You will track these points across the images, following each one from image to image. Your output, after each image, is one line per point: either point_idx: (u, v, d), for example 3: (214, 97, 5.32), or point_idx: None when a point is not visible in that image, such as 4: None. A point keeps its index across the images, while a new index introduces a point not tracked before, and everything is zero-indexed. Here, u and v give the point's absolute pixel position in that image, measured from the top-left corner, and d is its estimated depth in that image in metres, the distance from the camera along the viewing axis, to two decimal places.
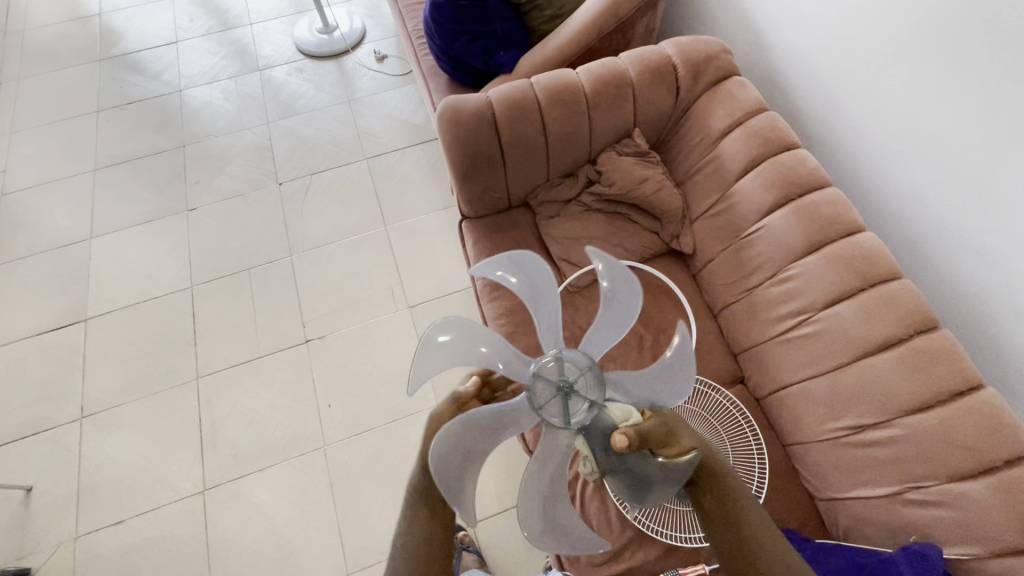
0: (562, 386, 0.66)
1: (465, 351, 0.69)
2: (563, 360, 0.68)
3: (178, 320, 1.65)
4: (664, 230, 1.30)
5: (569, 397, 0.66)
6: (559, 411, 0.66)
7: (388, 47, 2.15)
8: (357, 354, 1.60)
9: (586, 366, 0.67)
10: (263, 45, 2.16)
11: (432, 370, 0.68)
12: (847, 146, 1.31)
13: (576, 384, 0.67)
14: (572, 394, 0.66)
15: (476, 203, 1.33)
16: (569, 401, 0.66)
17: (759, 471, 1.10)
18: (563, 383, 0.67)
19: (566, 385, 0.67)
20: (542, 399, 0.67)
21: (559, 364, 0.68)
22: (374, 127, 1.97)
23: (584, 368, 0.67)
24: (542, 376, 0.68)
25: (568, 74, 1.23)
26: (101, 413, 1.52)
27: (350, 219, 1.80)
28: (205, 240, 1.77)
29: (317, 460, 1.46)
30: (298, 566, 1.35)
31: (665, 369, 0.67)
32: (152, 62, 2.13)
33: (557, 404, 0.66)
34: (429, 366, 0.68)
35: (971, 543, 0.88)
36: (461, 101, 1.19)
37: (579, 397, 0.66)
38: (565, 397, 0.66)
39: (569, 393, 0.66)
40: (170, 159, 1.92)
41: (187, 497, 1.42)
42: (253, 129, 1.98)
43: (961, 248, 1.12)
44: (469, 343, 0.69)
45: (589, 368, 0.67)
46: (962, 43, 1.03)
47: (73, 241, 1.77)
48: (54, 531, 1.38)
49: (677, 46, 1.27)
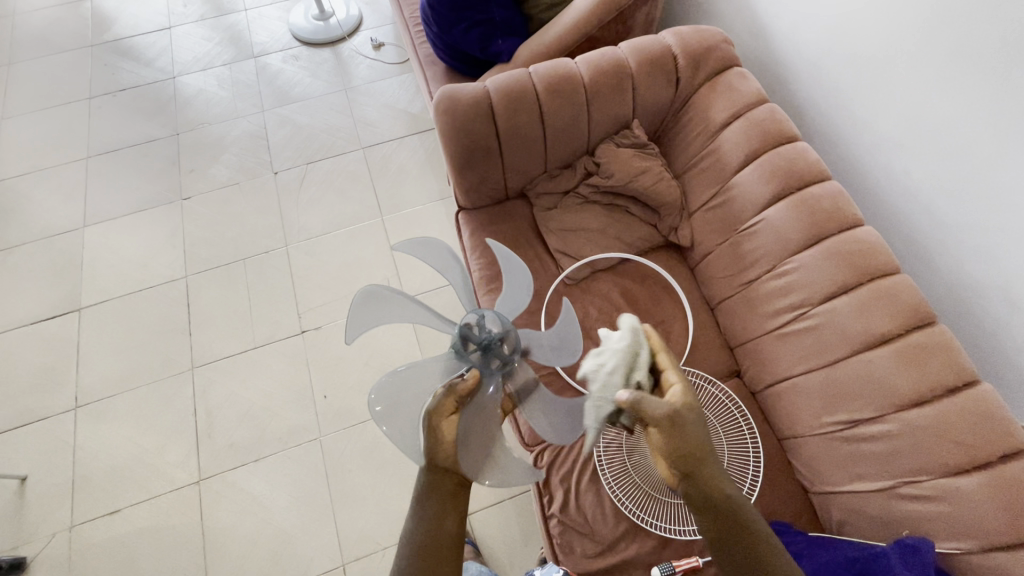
0: (485, 345, 0.77)
1: (407, 387, 0.75)
2: (469, 330, 0.78)
3: (171, 310, 1.64)
4: (661, 223, 1.29)
5: (496, 347, 0.78)
6: (495, 362, 0.78)
7: (384, 35, 2.12)
8: (352, 345, 1.59)
9: (483, 317, 0.78)
10: (258, 32, 2.13)
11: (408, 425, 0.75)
12: (847, 139, 1.30)
13: (492, 334, 0.78)
14: (496, 345, 0.78)
15: (472, 194, 1.32)
16: (495, 351, 0.78)
17: (753, 464, 1.09)
18: (485, 341, 0.77)
19: (486, 342, 0.77)
20: (480, 366, 0.78)
21: (467, 335, 0.78)
22: (370, 116, 1.95)
23: (482, 323, 0.78)
24: (465, 352, 0.78)
25: (567, 64, 1.21)
26: (96, 404, 1.51)
27: (346, 210, 1.79)
28: (199, 229, 1.76)
29: (313, 451, 1.46)
30: (293, 556, 1.35)
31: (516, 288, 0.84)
32: (144, 48, 2.10)
33: (492, 360, 0.78)
34: (399, 424, 0.74)
35: (964, 538, 0.88)
36: (458, 91, 1.18)
37: (496, 344, 0.78)
38: (489, 353, 0.78)
39: (494, 346, 0.77)
40: (164, 147, 1.90)
41: (182, 487, 1.42)
42: (248, 117, 1.95)
43: (958, 242, 1.11)
44: (402, 382, 0.75)
45: (484, 317, 0.78)
46: (964, 34, 1.02)
47: (66, 230, 1.76)
48: (49, 520, 1.38)
49: (677, 36, 1.25)
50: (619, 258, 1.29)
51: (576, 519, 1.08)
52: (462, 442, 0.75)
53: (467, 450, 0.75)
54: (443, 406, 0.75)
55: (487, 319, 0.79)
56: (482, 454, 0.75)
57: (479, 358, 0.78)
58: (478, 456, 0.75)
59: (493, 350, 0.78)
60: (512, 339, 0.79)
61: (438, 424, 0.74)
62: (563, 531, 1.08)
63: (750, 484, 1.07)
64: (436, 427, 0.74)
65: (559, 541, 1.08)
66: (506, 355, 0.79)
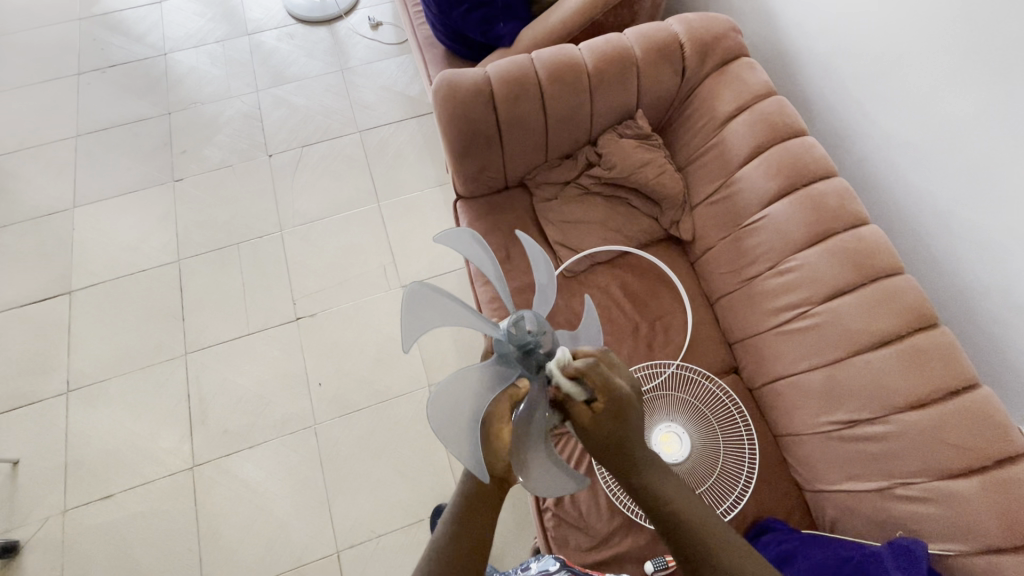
0: (526, 346, 0.68)
1: (459, 397, 0.60)
2: (509, 331, 0.68)
3: (164, 294, 1.62)
4: (663, 216, 1.26)
5: (538, 349, 0.69)
6: (537, 365, 0.69)
7: (383, 14, 2.06)
8: (347, 332, 1.57)
9: (519, 318, 0.69)
10: (252, 8, 2.07)
11: (467, 441, 0.59)
12: (853, 133, 1.28)
13: (535, 334, 0.69)
14: (538, 346, 0.69)
15: (471, 183, 1.29)
16: (535, 353, 0.68)
17: (748, 462, 1.10)
18: (525, 342, 0.68)
19: (528, 344, 0.68)
20: (524, 371, 0.68)
21: (507, 338, 0.68)
22: (368, 99, 1.91)
23: (523, 326, 0.69)
24: (507, 355, 0.68)
25: (571, 51, 1.18)
26: (88, 388, 1.50)
27: (342, 195, 1.76)
28: (193, 212, 1.73)
29: (307, 438, 1.45)
30: (287, 542, 1.35)
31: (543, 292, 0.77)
32: (135, 23, 2.03)
33: (538, 361, 0.68)
34: (462, 443, 0.58)
35: (958, 539, 0.88)
36: (459, 76, 1.15)
37: (540, 345, 0.69)
38: (532, 356, 0.68)
39: (537, 348, 0.68)
40: (156, 127, 1.85)
41: (175, 473, 1.41)
42: (242, 96, 1.91)
43: (963, 242, 1.10)
44: (454, 394, 0.60)
45: (521, 317, 0.69)
46: (981, 32, 1.00)
47: (56, 210, 1.72)
48: (43, 504, 1.37)
49: (684, 24, 1.22)
50: (618, 251, 1.27)
51: (570, 512, 1.08)
52: (521, 449, 0.63)
53: (526, 450, 0.64)
54: (500, 410, 0.64)
55: (528, 320, 0.69)
56: (538, 452, 0.63)
57: (522, 361, 0.68)
58: (535, 458, 0.64)
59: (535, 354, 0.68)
60: (550, 339, 0.71)
61: (500, 432, 0.63)
62: (558, 525, 1.08)
63: (746, 477, 1.09)
64: (495, 433, 0.63)
65: (553, 534, 1.08)
66: (547, 355, 0.70)
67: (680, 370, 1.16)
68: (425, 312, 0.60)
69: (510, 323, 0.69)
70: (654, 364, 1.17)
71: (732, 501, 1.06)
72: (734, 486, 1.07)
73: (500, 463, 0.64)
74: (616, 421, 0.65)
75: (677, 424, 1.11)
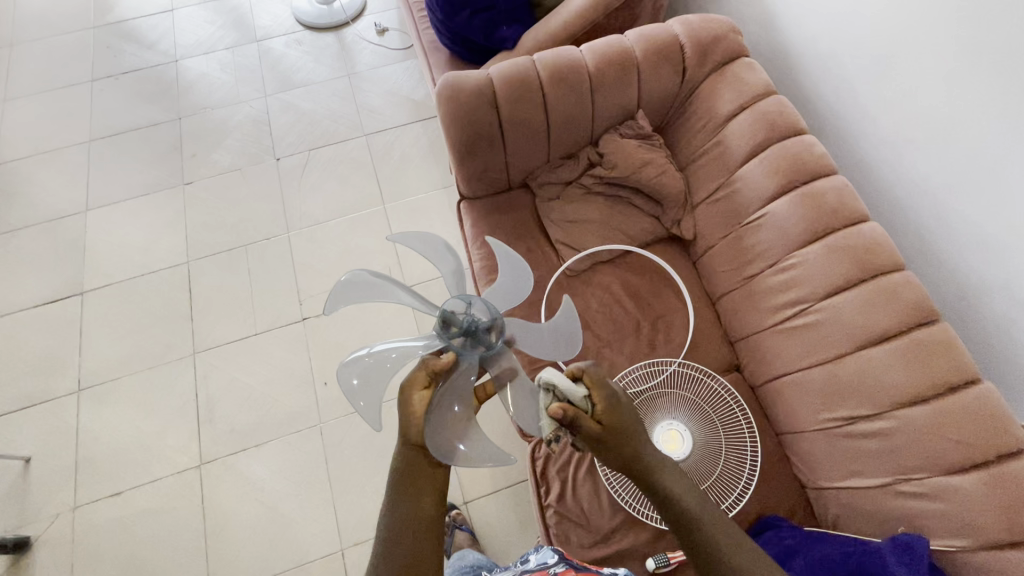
0: (466, 329, 0.75)
1: (375, 363, 0.73)
2: (454, 312, 0.76)
3: (173, 295, 1.64)
4: (664, 215, 1.28)
5: (478, 333, 0.75)
6: (478, 347, 0.75)
7: (389, 20, 2.09)
8: (353, 332, 1.59)
9: (470, 302, 0.76)
10: (261, 16, 2.11)
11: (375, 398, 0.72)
12: (854, 132, 1.28)
13: (479, 320, 0.75)
14: (478, 330, 0.75)
15: (474, 183, 1.30)
16: (476, 336, 0.75)
17: (751, 459, 1.10)
18: (468, 326, 0.74)
19: (471, 328, 0.75)
20: (460, 347, 0.75)
21: (449, 321, 0.74)
22: (374, 103, 1.94)
23: (467, 310, 0.76)
24: (446, 332, 0.75)
25: (573, 53, 1.19)
26: (98, 387, 1.52)
27: (348, 197, 1.78)
28: (202, 214, 1.76)
29: (313, 438, 1.47)
30: (293, 539, 1.36)
31: (513, 290, 0.83)
32: (147, 31, 2.08)
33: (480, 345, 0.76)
34: (367, 400, 0.72)
35: (960, 535, 0.88)
36: (461, 78, 1.16)
37: (481, 332, 0.75)
38: (471, 338, 0.75)
39: (476, 331, 0.75)
40: (167, 132, 1.89)
41: (183, 470, 1.43)
42: (250, 101, 1.94)
43: (965, 239, 1.10)
44: (370, 361, 0.73)
45: (471, 303, 0.76)
46: (977, 30, 1.01)
47: (69, 214, 1.76)
48: (53, 501, 1.39)
49: (684, 25, 1.23)
50: (620, 250, 1.28)
51: (572, 509, 1.09)
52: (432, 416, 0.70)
53: (439, 425, 0.71)
54: (416, 378, 0.71)
55: (479, 307, 0.77)
56: (449, 430, 0.71)
57: (461, 340, 0.75)
58: (446, 433, 0.71)
59: (473, 337, 0.75)
60: (498, 328, 0.77)
61: (410, 398, 0.70)
62: (560, 522, 1.08)
63: (748, 475, 1.09)
64: (409, 400, 0.70)
65: (555, 531, 1.08)
66: (489, 339, 0.76)
67: (681, 368, 1.17)
68: (364, 292, 0.75)
69: (462, 305, 0.76)
70: (655, 363, 1.17)
71: (735, 497, 1.06)
72: (736, 483, 1.08)
73: (413, 426, 0.70)
74: (620, 423, 0.73)
75: (679, 422, 1.12)
